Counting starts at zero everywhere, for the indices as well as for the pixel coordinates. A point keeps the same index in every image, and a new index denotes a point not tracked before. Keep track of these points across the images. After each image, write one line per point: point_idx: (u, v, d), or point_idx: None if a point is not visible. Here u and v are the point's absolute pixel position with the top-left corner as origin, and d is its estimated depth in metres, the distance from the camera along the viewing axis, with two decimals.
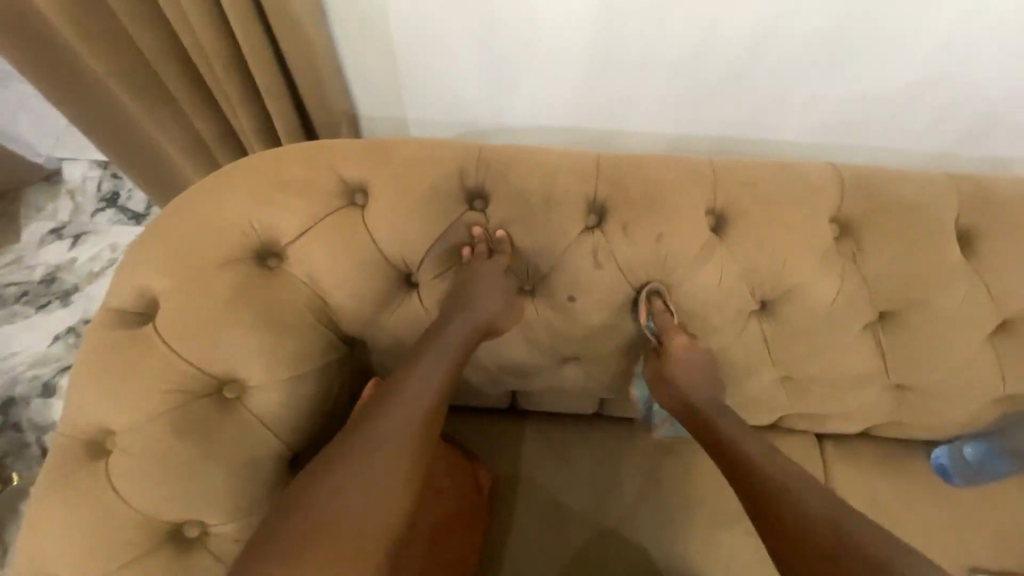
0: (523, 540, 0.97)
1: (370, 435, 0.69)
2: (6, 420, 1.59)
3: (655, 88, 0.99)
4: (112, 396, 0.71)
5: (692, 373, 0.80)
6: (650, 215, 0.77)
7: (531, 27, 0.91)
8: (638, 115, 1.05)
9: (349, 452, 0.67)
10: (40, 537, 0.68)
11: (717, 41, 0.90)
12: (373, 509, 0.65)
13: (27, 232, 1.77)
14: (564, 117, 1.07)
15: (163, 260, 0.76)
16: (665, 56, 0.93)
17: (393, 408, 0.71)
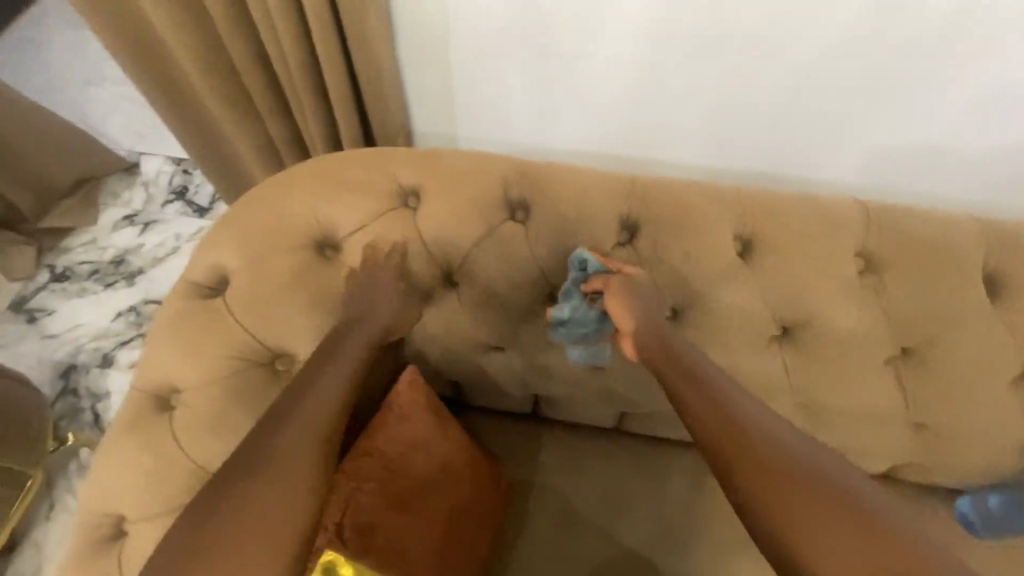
0: (535, 540, 1.01)
1: (269, 453, 0.66)
2: (67, 386, 1.74)
3: (693, 123, 1.06)
4: (182, 357, 0.79)
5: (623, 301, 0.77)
6: (679, 236, 0.82)
7: (582, 61, 0.99)
8: (676, 146, 1.11)
9: (266, 442, 0.66)
10: (106, 477, 0.76)
11: (756, 83, 0.96)
12: (282, 504, 0.65)
13: (104, 217, 1.95)
14: (601, 143, 1.14)
15: (237, 241, 0.85)
16: (705, 94, 1.00)
17: (294, 422, 0.69)
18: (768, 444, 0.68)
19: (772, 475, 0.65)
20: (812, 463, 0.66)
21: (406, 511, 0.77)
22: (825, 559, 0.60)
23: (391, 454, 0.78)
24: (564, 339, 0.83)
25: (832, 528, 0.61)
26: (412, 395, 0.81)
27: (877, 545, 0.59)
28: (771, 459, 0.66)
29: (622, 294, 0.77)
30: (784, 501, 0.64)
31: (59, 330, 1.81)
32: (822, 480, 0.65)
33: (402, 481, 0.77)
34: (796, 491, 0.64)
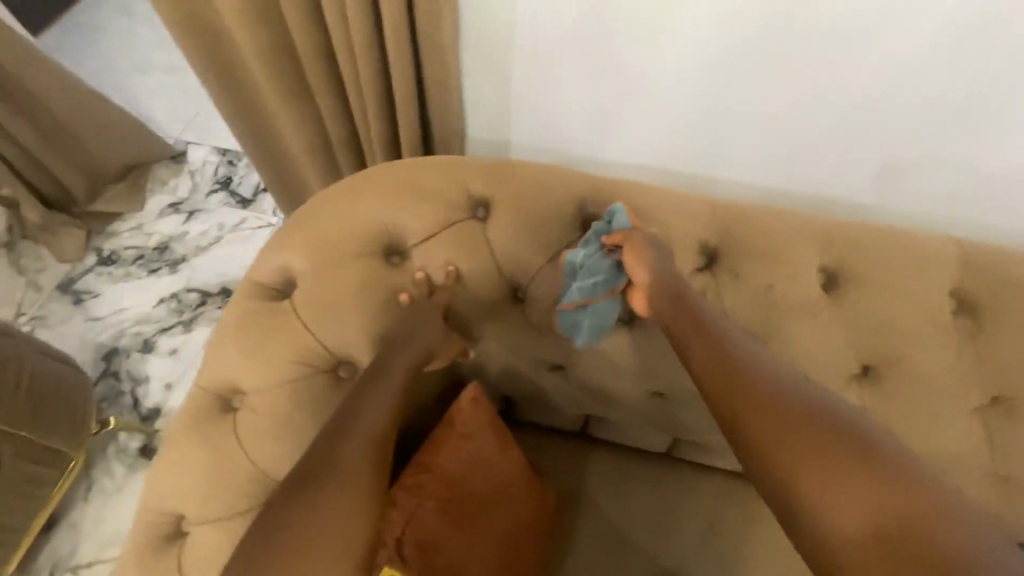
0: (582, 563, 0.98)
1: (326, 467, 0.65)
2: (108, 368, 1.76)
3: (759, 147, 0.99)
4: (247, 360, 0.79)
5: (638, 260, 0.74)
6: (761, 265, 0.79)
7: (645, 77, 0.94)
8: (740, 169, 1.05)
9: (331, 453, 0.66)
10: (168, 473, 0.76)
11: (830, 109, 0.89)
12: (341, 519, 0.64)
13: (150, 203, 1.96)
14: (660, 155, 1.07)
15: (304, 245, 0.84)
16: (773, 118, 0.93)
17: (351, 437, 0.68)
18: (760, 383, 0.64)
19: (768, 414, 0.62)
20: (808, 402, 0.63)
21: (468, 532, 0.76)
22: (820, 498, 0.57)
23: (453, 473, 0.77)
24: (576, 291, 0.77)
25: (829, 468, 0.57)
26: (475, 415, 0.80)
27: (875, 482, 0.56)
28: (767, 399, 0.63)
29: (638, 254, 0.75)
30: (779, 441, 0.60)
31: (104, 313, 1.82)
32: (845, 442, 0.59)
33: (464, 500, 0.76)
34: (792, 430, 0.60)
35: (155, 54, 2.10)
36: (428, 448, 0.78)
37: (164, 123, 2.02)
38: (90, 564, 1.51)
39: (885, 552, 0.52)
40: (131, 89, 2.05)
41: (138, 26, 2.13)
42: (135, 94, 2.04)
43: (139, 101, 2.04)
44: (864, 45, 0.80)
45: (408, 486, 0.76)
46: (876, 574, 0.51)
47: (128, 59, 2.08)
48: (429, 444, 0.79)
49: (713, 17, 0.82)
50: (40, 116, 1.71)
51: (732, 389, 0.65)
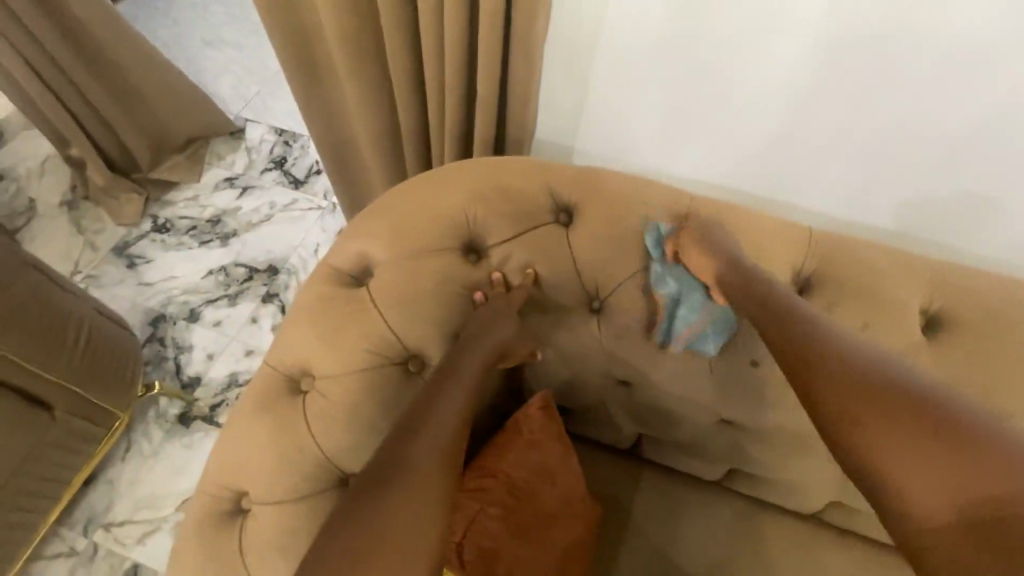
0: None
1: (398, 472, 0.62)
2: (155, 332, 1.76)
3: (839, 169, 0.94)
4: (321, 343, 0.78)
5: (701, 252, 0.77)
6: (859, 303, 0.76)
7: (727, 91, 0.90)
8: (816, 192, 1.00)
9: (404, 456, 0.63)
10: (235, 450, 0.76)
11: (923, 137, 0.84)
12: (420, 523, 0.60)
13: (206, 176, 1.98)
14: (738, 177, 1.04)
15: (386, 234, 0.83)
16: (859, 142, 0.89)
17: (422, 440, 0.65)
18: (852, 366, 0.61)
19: (848, 400, 0.60)
20: (906, 384, 0.59)
21: (527, 543, 0.74)
22: (905, 481, 0.56)
23: (517, 480, 0.76)
24: (689, 317, 0.79)
25: (925, 456, 0.55)
26: (542, 423, 0.79)
27: (981, 472, 0.53)
28: (859, 387, 0.60)
29: (700, 252, 0.77)
30: (870, 426, 0.58)
31: (154, 279, 1.83)
32: (936, 417, 0.56)
33: (526, 510, 0.75)
34: (887, 416, 0.58)
35: (223, 31, 2.14)
36: (493, 453, 0.77)
37: (227, 99, 2.06)
38: (122, 523, 1.53)
39: (978, 535, 0.52)
40: (197, 63, 2.09)
41: (208, 3, 2.18)
42: (200, 68, 2.08)
43: (203, 76, 2.08)
44: (974, 75, 0.75)
45: (472, 490, 0.74)
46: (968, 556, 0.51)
47: (197, 35, 2.13)
48: (493, 448, 0.78)
49: (810, 33, 0.78)
50: (115, 80, 1.72)
51: (810, 368, 0.63)
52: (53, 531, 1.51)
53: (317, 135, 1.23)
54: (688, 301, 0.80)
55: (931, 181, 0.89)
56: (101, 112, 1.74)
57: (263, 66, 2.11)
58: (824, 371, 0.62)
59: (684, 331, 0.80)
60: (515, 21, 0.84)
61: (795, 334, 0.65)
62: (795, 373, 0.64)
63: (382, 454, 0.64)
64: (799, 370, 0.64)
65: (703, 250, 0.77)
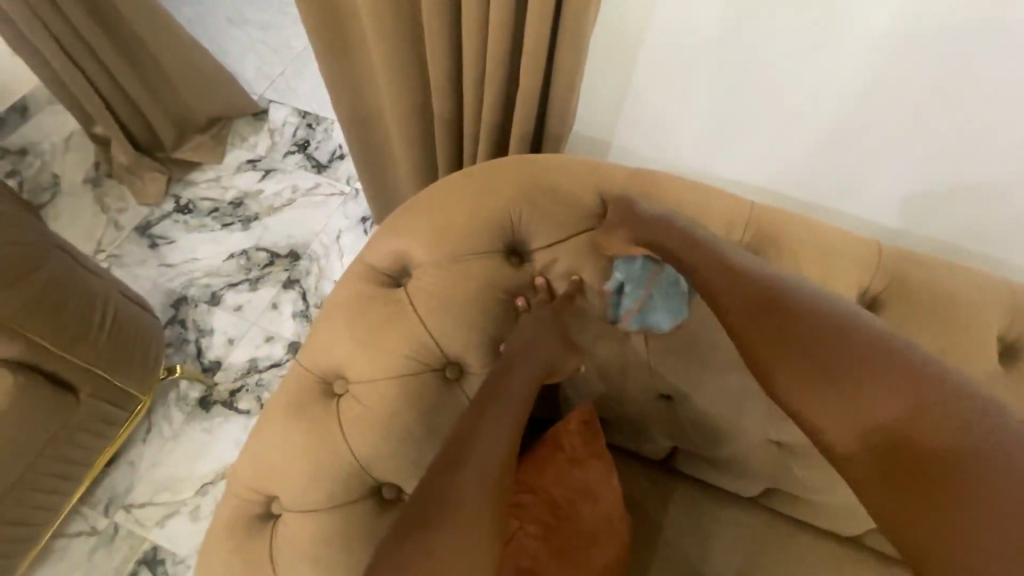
0: None
1: (449, 495, 0.59)
2: (177, 315, 1.75)
3: (892, 177, 0.90)
4: (356, 346, 0.75)
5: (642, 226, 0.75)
6: (930, 326, 0.72)
7: (785, 92, 0.85)
8: (868, 200, 0.95)
9: (455, 480, 0.60)
10: (265, 452, 0.74)
11: (988, 150, 0.80)
12: (476, 556, 0.57)
13: (228, 158, 1.95)
14: (790, 181, 0.99)
15: (425, 233, 0.79)
16: (923, 148, 0.84)
17: (471, 460, 0.61)
18: (764, 310, 0.67)
19: (764, 346, 0.66)
20: (818, 323, 0.65)
21: (569, 563, 0.71)
22: (818, 415, 0.63)
23: (557, 497, 0.73)
24: (633, 291, 0.78)
25: (834, 391, 0.62)
26: (583, 439, 0.77)
27: (885, 406, 0.60)
28: (771, 332, 0.66)
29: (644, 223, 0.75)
30: (784, 371, 0.65)
31: (176, 261, 1.81)
32: (841, 353, 0.62)
33: (567, 528, 0.72)
34: (798, 358, 0.64)
35: (246, 9, 2.10)
36: (532, 468, 0.75)
37: (251, 80, 2.02)
38: (142, 505, 1.53)
39: (883, 462, 0.59)
40: (221, 42, 2.05)
41: None
42: (224, 47, 2.04)
43: (227, 55, 2.04)
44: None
45: (511, 506, 0.72)
46: (876, 483, 0.60)
47: (220, 12, 2.08)
48: (532, 463, 0.75)
49: (888, 29, 0.72)
50: (141, 58, 1.69)
51: (735, 317, 0.68)
52: (75, 510, 1.52)
53: (348, 123, 1.19)
54: (627, 274, 0.78)
55: (992, 197, 0.85)
56: (127, 91, 1.71)
57: (287, 46, 2.06)
58: (746, 318, 0.67)
59: (631, 306, 0.78)
60: (566, 12, 0.77)
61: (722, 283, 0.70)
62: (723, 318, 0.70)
63: (431, 478, 0.60)
64: (726, 316, 0.69)
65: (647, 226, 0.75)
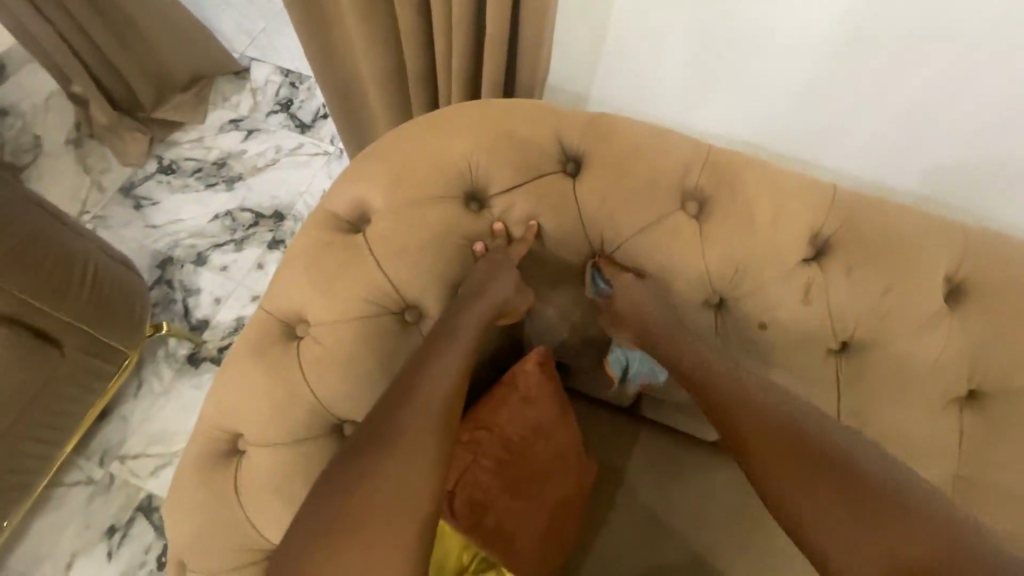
0: (606, 548, 0.89)
1: (385, 437, 0.64)
2: (163, 275, 1.76)
3: (861, 126, 0.88)
4: (318, 291, 0.77)
5: (637, 301, 0.76)
6: (881, 271, 0.72)
7: (757, 36, 0.82)
8: (838, 151, 0.94)
9: (397, 415, 0.65)
10: (230, 393, 0.76)
11: (962, 97, 0.78)
12: (413, 479, 0.62)
13: (211, 117, 1.92)
14: (759, 133, 0.98)
15: (386, 178, 0.79)
16: (894, 97, 0.82)
17: (411, 403, 0.66)
18: (790, 435, 0.64)
19: (760, 437, 0.66)
20: (808, 425, 0.65)
21: (519, 496, 0.76)
22: (810, 513, 0.61)
23: (511, 435, 0.77)
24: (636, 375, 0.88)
25: (829, 487, 0.60)
26: (537, 379, 0.80)
27: (873, 513, 0.58)
28: (765, 427, 0.66)
29: (641, 295, 0.76)
30: (778, 461, 0.64)
31: (161, 222, 1.81)
32: (826, 449, 0.62)
33: (520, 464, 0.77)
34: (786, 450, 0.64)
35: None
36: (489, 407, 0.79)
37: (231, 36, 1.96)
38: (136, 456, 1.58)
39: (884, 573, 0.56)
40: None
41: None
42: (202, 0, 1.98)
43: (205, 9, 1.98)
44: None
45: (468, 442, 0.76)
46: None
47: None
48: (489, 402, 0.79)
49: None
50: (113, 13, 1.64)
51: (741, 415, 0.68)
52: (71, 461, 1.57)
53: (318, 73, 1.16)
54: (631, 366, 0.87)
55: (963, 146, 0.84)
56: (103, 48, 1.67)
57: None
58: (748, 415, 0.67)
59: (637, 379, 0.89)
60: None
61: (730, 386, 0.70)
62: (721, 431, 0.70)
63: (371, 421, 0.66)
64: (734, 420, 0.68)
65: (642, 304, 0.76)
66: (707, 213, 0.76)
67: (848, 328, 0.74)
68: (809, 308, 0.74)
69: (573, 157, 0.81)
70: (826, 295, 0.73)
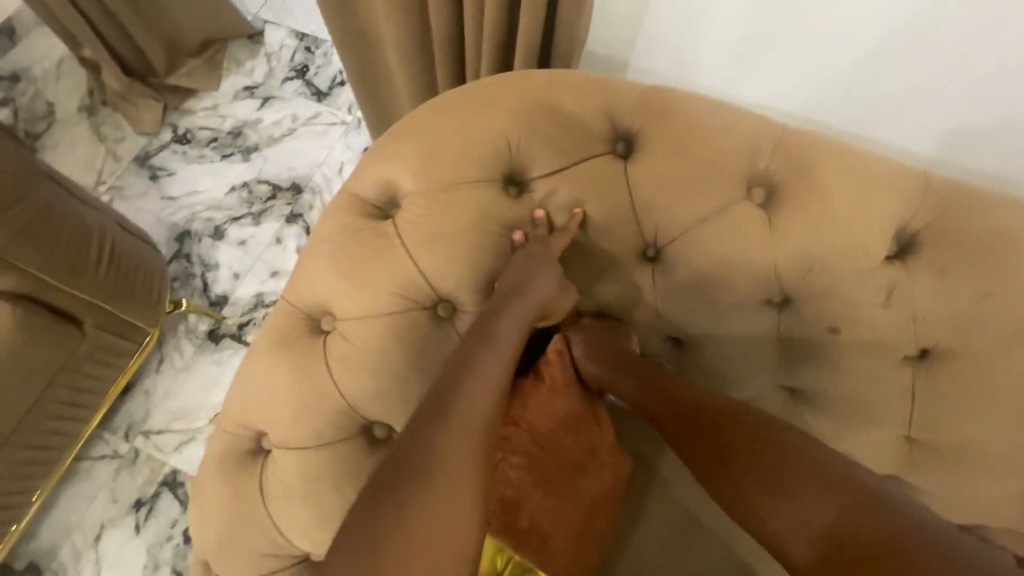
0: (647, 555, 0.84)
1: (423, 455, 0.57)
2: (181, 249, 1.72)
3: (949, 102, 0.78)
4: (343, 282, 0.71)
5: (592, 339, 0.74)
6: (974, 271, 0.64)
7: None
8: (917, 130, 0.84)
9: (435, 431, 0.58)
10: (254, 389, 0.72)
11: None
12: (454, 500, 0.56)
13: (225, 83, 1.84)
14: (826, 109, 0.88)
15: (417, 159, 0.72)
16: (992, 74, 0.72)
17: (451, 415, 0.59)
18: (712, 427, 0.67)
19: (696, 440, 0.68)
20: (729, 417, 0.67)
21: (552, 494, 0.71)
22: (760, 510, 0.63)
23: (541, 430, 0.72)
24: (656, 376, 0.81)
25: (762, 476, 0.63)
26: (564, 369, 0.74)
27: (803, 489, 0.61)
28: (698, 427, 0.68)
29: (600, 333, 0.75)
30: (710, 462, 0.67)
31: (177, 194, 1.76)
32: (751, 433, 0.65)
33: (552, 460, 0.72)
34: (719, 447, 0.66)
35: None
36: (516, 401, 0.73)
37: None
38: (160, 431, 1.58)
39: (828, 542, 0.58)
40: None
41: None
42: None
43: None
44: None
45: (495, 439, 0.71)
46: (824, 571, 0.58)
47: None
48: (515, 395, 0.73)
49: None
50: None
51: (675, 422, 0.70)
52: (97, 434, 1.58)
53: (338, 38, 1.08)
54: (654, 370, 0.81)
55: None
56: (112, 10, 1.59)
57: None
58: (686, 418, 0.69)
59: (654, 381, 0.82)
60: None
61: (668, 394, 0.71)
62: (671, 434, 0.70)
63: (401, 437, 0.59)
64: (672, 427, 0.70)
65: (594, 341, 0.74)
66: (775, 203, 0.68)
67: (929, 334, 0.67)
68: (888, 310, 0.66)
69: (623, 137, 0.72)
70: (908, 295, 0.66)
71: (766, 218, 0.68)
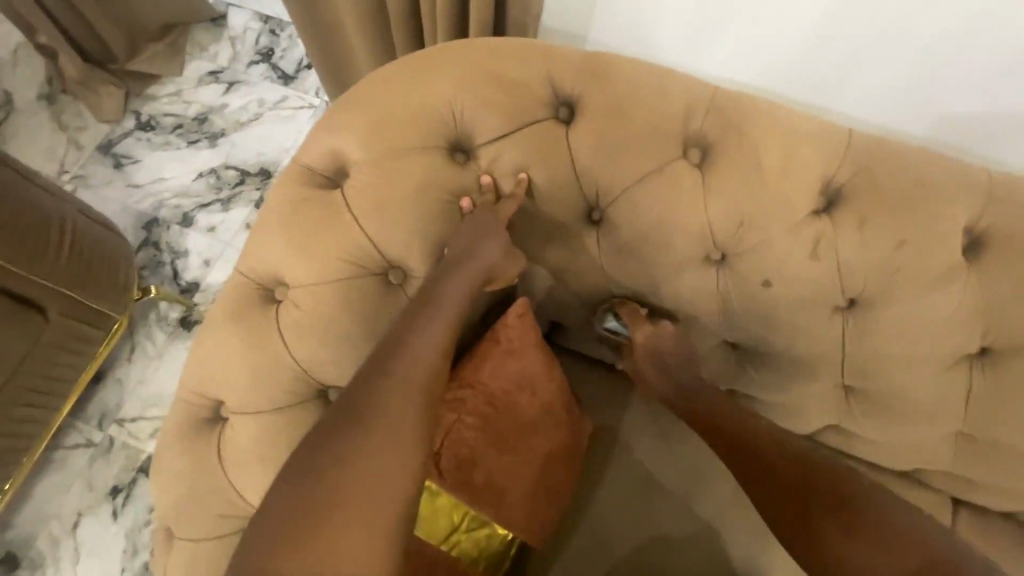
0: (607, 510, 0.85)
1: (361, 413, 0.59)
2: (149, 237, 1.70)
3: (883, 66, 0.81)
4: (293, 251, 0.72)
5: (658, 344, 0.78)
6: (896, 223, 0.67)
7: None
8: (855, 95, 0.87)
9: (374, 391, 0.60)
10: (209, 359, 0.73)
11: (995, 32, 0.71)
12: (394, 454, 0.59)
13: (188, 68, 1.81)
14: (769, 77, 0.90)
15: (363, 127, 0.73)
16: (918, 36, 0.75)
17: (392, 375, 0.62)
18: (764, 458, 0.75)
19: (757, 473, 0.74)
20: (768, 450, 0.75)
21: (507, 453, 0.74)
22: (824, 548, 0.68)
23: (495, 390, 0.74)
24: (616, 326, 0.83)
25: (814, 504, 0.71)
26: (521, 331, 0.76)
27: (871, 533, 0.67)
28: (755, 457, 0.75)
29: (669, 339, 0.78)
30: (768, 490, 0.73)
31: (143, 181, 1.73)
32: (798, 464, 0.74)
33: (506, 419, 0.75)
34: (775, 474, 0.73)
35: None
36: (471, 363, 0.75)
37: None
38: (134, 419, 1.58)
39: None
40: None
41: None
42: None
43: None
44: None
45: (450, 401, 0.73)
46: None
47: None
48: (471, 358, 0.76)
49: None
50: None
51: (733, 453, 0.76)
52: (70, 424, 1.57)
53: None
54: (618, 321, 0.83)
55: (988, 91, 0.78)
56: None
57: None
58: (746, 447, 0.76)
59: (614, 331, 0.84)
60: None
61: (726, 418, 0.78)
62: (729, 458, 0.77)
63: (346, 398, 0.61)
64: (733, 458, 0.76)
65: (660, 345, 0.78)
66: (711, 162, 0.71)
67: (858, 285, 0.70)
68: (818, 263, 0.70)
69: (566, 102, 0.74)
70: (836, 246, 0.69)
71: (702, 177, 0.71)
